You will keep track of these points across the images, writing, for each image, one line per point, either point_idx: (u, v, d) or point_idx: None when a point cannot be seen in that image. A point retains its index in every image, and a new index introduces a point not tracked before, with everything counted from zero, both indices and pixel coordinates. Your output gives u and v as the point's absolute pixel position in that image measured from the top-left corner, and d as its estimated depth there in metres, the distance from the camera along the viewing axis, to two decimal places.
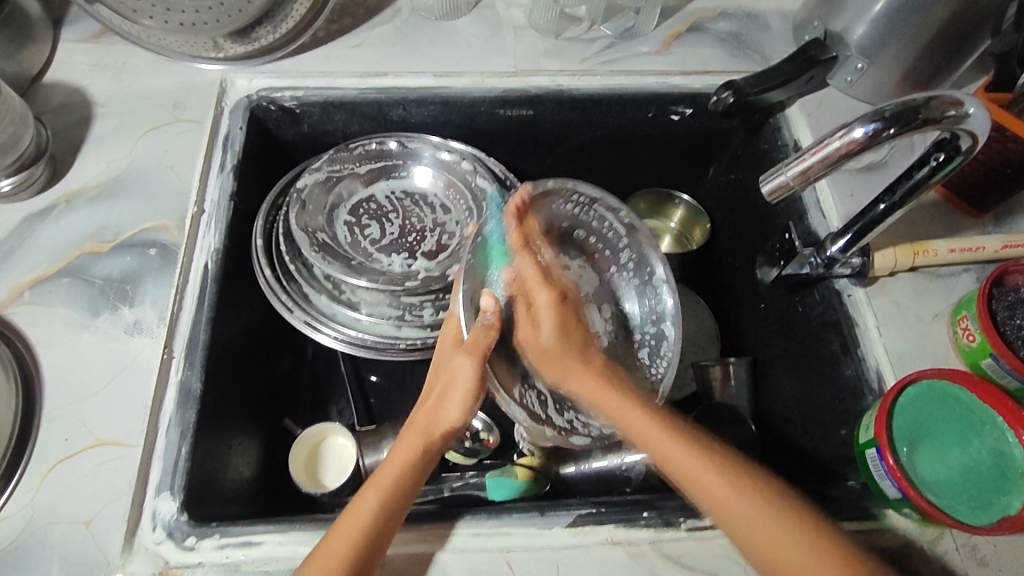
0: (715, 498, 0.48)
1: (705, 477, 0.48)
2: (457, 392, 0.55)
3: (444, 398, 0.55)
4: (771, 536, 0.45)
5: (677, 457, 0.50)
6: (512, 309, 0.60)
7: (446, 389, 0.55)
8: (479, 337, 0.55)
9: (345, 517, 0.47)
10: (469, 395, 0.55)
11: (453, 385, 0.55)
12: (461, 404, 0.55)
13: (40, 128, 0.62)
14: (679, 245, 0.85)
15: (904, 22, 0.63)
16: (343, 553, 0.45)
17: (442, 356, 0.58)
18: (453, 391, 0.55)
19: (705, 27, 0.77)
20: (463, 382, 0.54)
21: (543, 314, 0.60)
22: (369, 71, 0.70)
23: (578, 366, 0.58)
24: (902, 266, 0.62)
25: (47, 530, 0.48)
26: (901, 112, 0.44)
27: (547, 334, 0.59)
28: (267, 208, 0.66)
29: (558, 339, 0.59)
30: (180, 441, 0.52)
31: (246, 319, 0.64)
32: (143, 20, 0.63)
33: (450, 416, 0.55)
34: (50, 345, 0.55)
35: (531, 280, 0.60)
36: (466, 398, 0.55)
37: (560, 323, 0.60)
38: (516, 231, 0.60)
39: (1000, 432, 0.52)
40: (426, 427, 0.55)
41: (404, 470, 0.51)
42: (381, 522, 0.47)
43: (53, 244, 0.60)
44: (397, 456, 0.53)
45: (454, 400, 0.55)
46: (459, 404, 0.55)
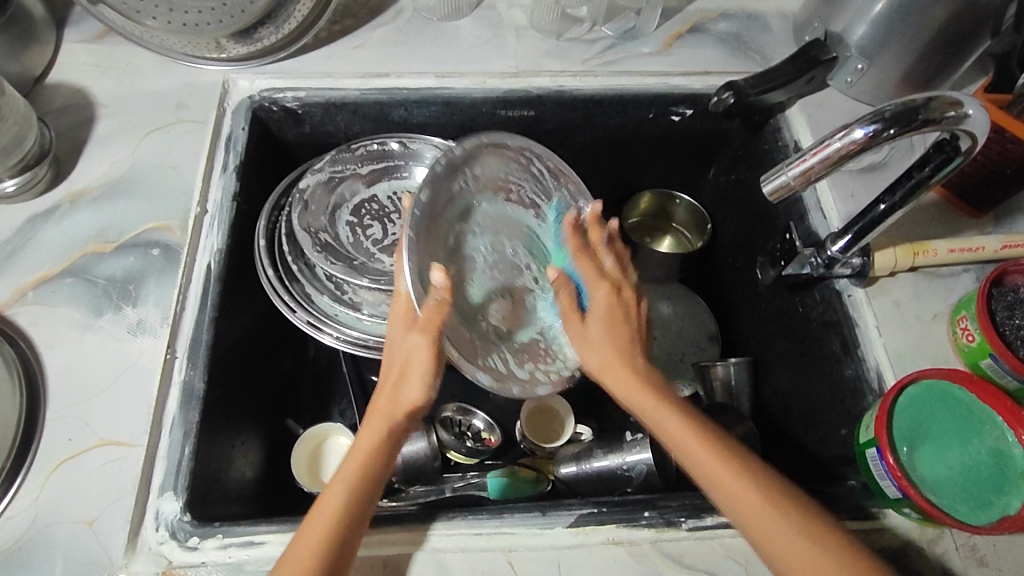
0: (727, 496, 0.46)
1: (707, 471, 0.47)
2: (416, 372, 0.51)
3: (403, 378, 0.52)
4: (771, 532, 0.44)
5: (695, 452, 0.48)
6: (563, 298, 0.58)
7: (406, 368, 0.51)
8: (429, 316, 0.51)
9: (313, 516, 0.46)
10: (429, 372, 0.51)
11: (411, 365, 0.51)
12: (423, 382, 0.51)
13: (44, 129, 0.62)
14: (680, 246, 0.86)
15: (904, 24, 0.63)
16: (309, 559, 0.44)
17: (397, 328, 0.53)
18: (412, 369, 0.51)
19: (706, 28, 0.77)
20: (422, 361, 0.51)
21: (596, 307, 0.56)
22: (371, 71, 0.71)
23: (623, 361, 0.53)
24: (902, 267, 0.62)
25: (51, 530, 0.48)
26: (901, 113, 0.44)
27: (595, 324, 0.55)
28: (269, 209, 0.66)
29: (613, 334, 0.54)
30: (183, 441, 0.52)
31: (248, 319, 0.64)
32: (145, 20, 0.63)
33: (413, 395, 0.51)
34: (53, 345, 0.55)
35: (588, 276, 0.58)
36: (427, 375, 0.51)
37: (611, 315, 0.55)
38: (574, 233, 0.61)
39: (999, 432, 0.52)
40: (388, 407, 0.51)
41: (370, 457, 0.49)
42: (347, 516, 0.46)
43: (56, 245, 0.60)
44: (361, 440, 0.50)
45: (415, 378, 0.51)
46: (420, 381, 0.51)
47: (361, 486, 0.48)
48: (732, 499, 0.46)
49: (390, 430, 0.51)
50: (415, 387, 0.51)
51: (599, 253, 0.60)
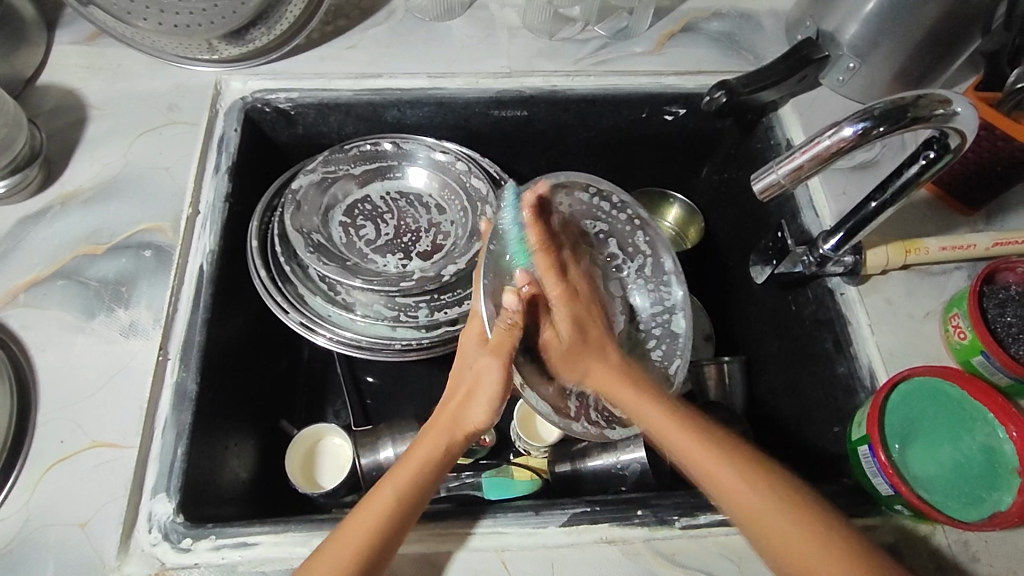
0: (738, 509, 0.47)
1: (694, 451, 0.50)
2: (484, 394, 0.53)
3: (471, 397, 0.54)
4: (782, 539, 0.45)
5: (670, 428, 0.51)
6: (533, 314, 0.58)
7: (473, 388, 0.53)
8: (501, 340, 0.53)
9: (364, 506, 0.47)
10: (495, 395, 0.53)
11: (480, 386, 0.53)
12: (489, 403, 0.53)
13: (35, 130, 0.62)
14: (675, 243, 0.85)
15: (894, 23, 0.63)
16: (357, 544, 0.45)
17: (466, 352, 0.56)
18: (480, 389, 0.53)
19: (698, 27, 0.77)
20: (489, 383, 0.53)
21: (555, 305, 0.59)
22: (363, 72, 0.71)
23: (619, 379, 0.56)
24: (895, 265, 0.62)
25: (44, 531, 0.48)
26: (890, 111, 0.44)
27: (565, 329, 0.58)
28: (263, 210, 0.66)
29: (585, 345, 0.58)
30: (176, 442, 0.52)
31: (242, 320, 0.64)
32: (136, 22, 0.63)
33: (480, 414, 0.53)
34: (46, 347, 0.55)
35: (548, 278, 0.58)
36: (494, 395, 0.53)
37: (572, 316, 0.59)
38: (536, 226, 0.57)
39: (990, 429, 0.53)
40: (451, 424, 0.53)
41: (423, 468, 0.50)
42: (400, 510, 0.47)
43: (49, 247, 0.60)
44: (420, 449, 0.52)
45: (480, 397, 0.53)
46: (487, 402, 0.53)
47: (416, 489, 0.49)
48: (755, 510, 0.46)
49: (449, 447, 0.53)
50: (481, 407, 0.53)
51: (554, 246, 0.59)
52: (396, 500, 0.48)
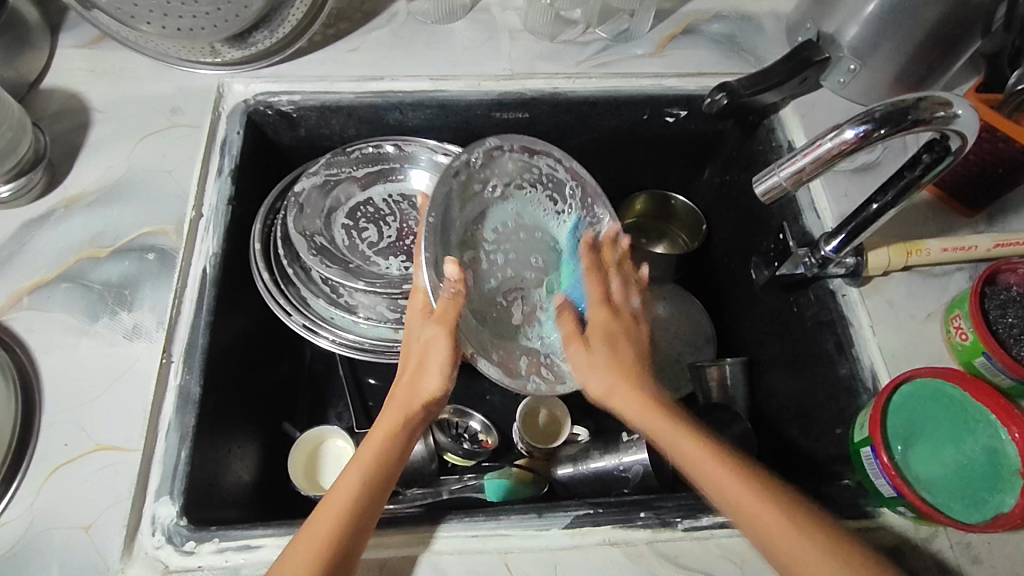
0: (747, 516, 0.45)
1: (660, 428, 0.51)
2: (434, 364, 0.53)
3: (421, 370, 0.54)
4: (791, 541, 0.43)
5: (653, 420, 0.51)
6: (566, 325, 0.59)
7: (424, 360, 0.53)
8: (446, 308, 0.53)
9: (322, 509, 0.46)
10: (447, 364, 0.53)
11: (429, 357, 0.53)
12: (440, 372, 0.53)
13: (39, 134, 0.62)
14: (674, 248, 0.86)
15: (895, 25, 0.63)
16: (326, 539, 0.44)
17: (411, 325, 0.55)
18: (431, 361, 0.53)
19: (699, 29, 0.77)
20: (439, 351, 0.53)
21: (595, 322, 0.59)
22: (365, 75, 0.71)
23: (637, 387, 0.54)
24: (896, 266, 0.62)
25: (48, 534, 0.48)
26: (891, 113, 0.45)
27: (597, 343, 0.57)
28: (265, 212, 0.66)
29: (618, 359, 0.56)
30: (179, 445, 0.52)
31: (245, 323, 0.64)
32: (140, 25, 0.63)
33: (432, 385, 0.53)
34: (50, 350, 0.55)
35: (597, 299, 0.60)
36: (445, 363, 0.53)
37: (609, 335, 0.58)
38: (592, 254, 0.64)
39: (993, 430, 0.53)
40: (407, 400, 0.53)
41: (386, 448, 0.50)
42: (358, 510, 0.46)
43: (52, 250, 0.60)
44: (380, 426, 0.52)
45: (432, 367, 0.53)
46: (439, 371, 0.53)
47: (377, 473, 0.49)
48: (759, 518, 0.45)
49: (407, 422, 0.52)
50: (433, 377, 0.53)
51: (609, 274, 0.63)
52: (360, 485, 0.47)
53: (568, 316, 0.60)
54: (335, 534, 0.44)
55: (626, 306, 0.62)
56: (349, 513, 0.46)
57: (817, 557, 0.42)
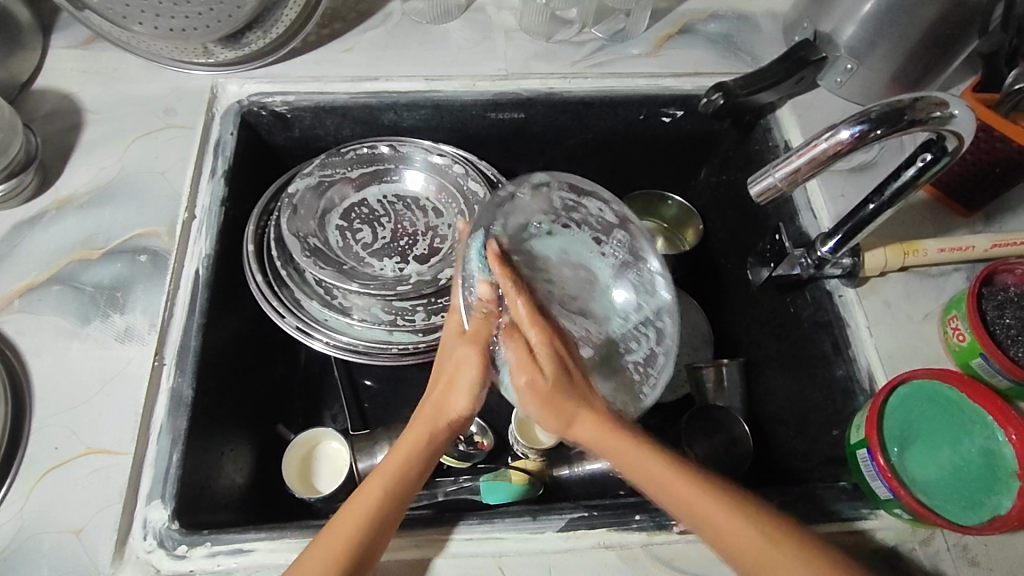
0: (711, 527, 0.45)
1: (621, 449, 0.48)
2: (464, 382, 0.53)
3: (451, 387, 0.53)
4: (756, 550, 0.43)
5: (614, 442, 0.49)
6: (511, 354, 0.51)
7: (454, 378, 0.53)
8: (479, 328, 0.53)
9: (345, 508, 0.47)
10: (477, 385, 0.53)
11: (459, 375, 0.53)
12: (469, 393, 0.53)
13: (30, 135, 0.62)
14: (670, 246, 0.83)
15: (892, 24, 0.63)
16: (343, 539, 0.45)
17: (448, 343, 0.55)
18: (460, 380, 0.53)
19: (696, 29, 0.77)
20: (469, 371, 0.52)
21: (538, 353, 0.51)
22: (359, 75, 0.70)
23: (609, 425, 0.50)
24: (893, 266, 0.62)
25: (38, 538, 0.48)
26: (887, 113, 0.44)
27: (550, 376, 0.50)
28: (259, 213, 0.65)
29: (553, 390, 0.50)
30: (171, 448, 0.52)
31: (238, 325, 0.64)
32: (132, 26, 0.63)
33: (460, 404, 0.53)
34: (41, 352, 0.55)
35: (524, 317, 0.52)
36: (475, 382, 0.52)
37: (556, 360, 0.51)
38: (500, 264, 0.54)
39: (990, 432, 0.52)
40: (433, 415, 0.53)
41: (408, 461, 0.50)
42: (383, 507, 0.47)
43: (44, 252, 0.60)
44: (405, 440, 0.51)
45: (462, 386, 0.53)
46: (469, 391, 0.52)
47: (399, 483, 0.49)
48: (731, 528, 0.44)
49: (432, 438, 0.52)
50: (462, 398, 0.53)
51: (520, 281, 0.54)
52: (381, 496, 0.48)
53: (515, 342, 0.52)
54: (351, 536, 0.45)
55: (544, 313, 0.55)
56: (369, 517, 0.46)
57: (771, 547, 0.43)
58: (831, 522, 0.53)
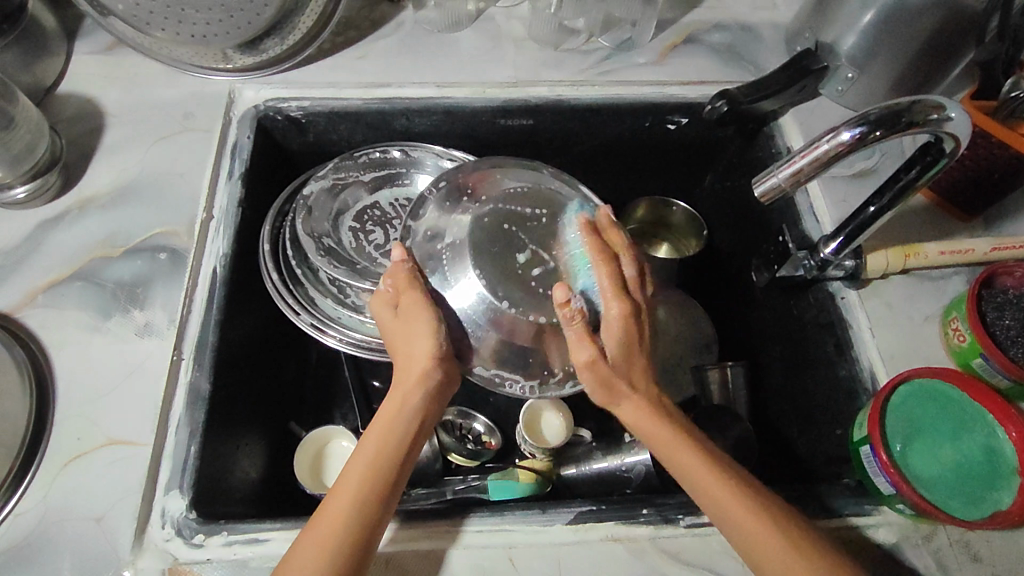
0: (706, 496, 0.48)
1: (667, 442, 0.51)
2: (417, 332, 0.52)
3: (408, 339, 0.52)
4: (757, 543, 0.46)
5: (647, 425, 0.52)
6: (571, 324, 0.52)
7: (408, 335, 0.52)
8: (404, 284, 0.53)
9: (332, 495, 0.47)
10: (430, 331, 0.51)
11: (411, 327, 0.52)
12: (425, 337, 0.51)
13: (55, 137, 0.64)
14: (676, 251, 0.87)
15: (893, 34, 0.65)
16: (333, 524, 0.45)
17: (381, 309, 0.54)
18: (412, 332, 0.52)
19: (700, 38, 0.79)
20: (416, 321, 0.52)
21: (609, 323, 0.52)
22: (373, 82, 0.72)
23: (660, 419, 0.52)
24: (894, 269, 0.63)
25: (60, 526, 0.49)
26: (885, 116, 0.46)
27: (610, 348, 0.52)
28: (274, 215, 0.67)
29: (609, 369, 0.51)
30: (189, 440, 0.53)
31: (253, 323, 0.65)
32: (154, 32, 0.65)
33: (422, 353, 0.51)
34: (63, 346, 0.56)
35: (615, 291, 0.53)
36: (431, 325, 0.51)
37: (626, 340, 0.52)
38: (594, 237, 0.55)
39: (990, 430, 0.54)
40: (405, 370, 0.52)
41: (384, 436, 0.50)
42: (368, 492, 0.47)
43: (66, 249, 0.61)
44: (382, 416, 0.51)
45: (417, 333, 0.52)
46: (421, 337, 0.51)
47: (380, 456, 0.49)
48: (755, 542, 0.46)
49: (406, 398, 0.51)
50: (420, 345, 0.51)
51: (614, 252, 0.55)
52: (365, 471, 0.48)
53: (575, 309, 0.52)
54: (343, 518, 0.45)
55: (636, 289, 0.55)
56: (357, 499, 0.46)
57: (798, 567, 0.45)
58: (833, 516, 0.53)
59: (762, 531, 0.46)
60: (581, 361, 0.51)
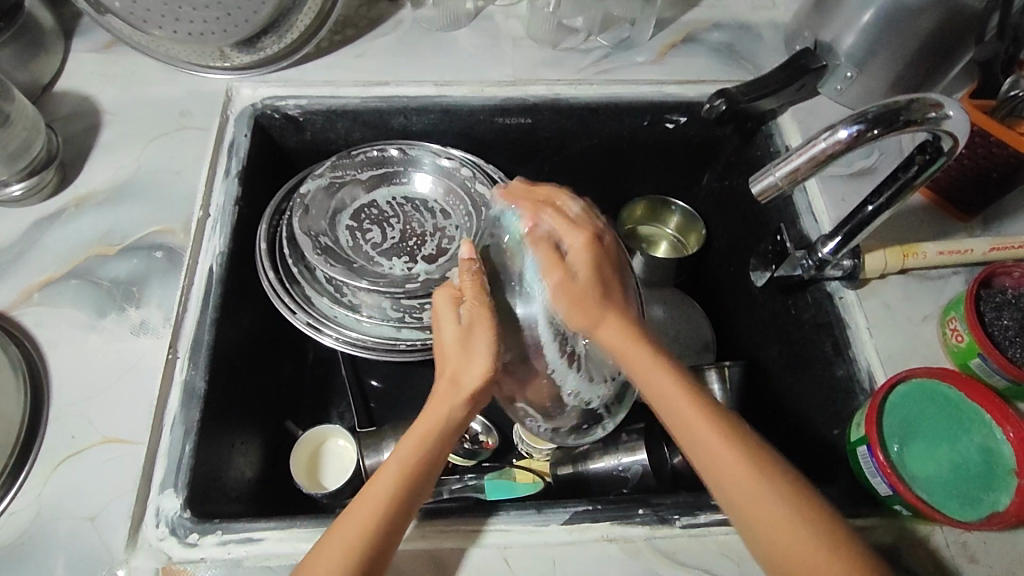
0: (703, 450, 0.46)
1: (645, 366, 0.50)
2: (478, 342, 0.50)
3: (467, 350, 0.50)
4: (798, 548, 0.42)
5: (627, 349, 0.50)
6: (541, 256, 0.54)
7: (465, 345, 0.50)
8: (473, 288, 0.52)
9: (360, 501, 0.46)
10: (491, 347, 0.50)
11: (472, 336, 0.50)
12: (484, 352, 0.50)
13: (51, 134, 0.64)
14: (675, 250, 0.87)
15: (891, 33, 0.64)
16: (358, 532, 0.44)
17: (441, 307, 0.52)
18: (473, 341, 0.50)
19: (698, 37, 0.79)
20: (478, 332, 0.50)
21: (573, 253, 0.53)
22: (370, 80, 0.72)
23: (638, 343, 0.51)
24: (893, 269, 0.63)
25: (54, 524, 0.49)
26: (883, 114, 0.46)
27: (582, 273, 0.53)
28: (271, 213, 0.67)
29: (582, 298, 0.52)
30: (184, 439, 0.53)
31: (250, 322, 0.65)
32: (151, 30, 0.65)
33: (476, 371, 0.50)
34: (59, 344, 0.56)
35: (565, 226, 0.54)
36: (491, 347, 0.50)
37: (594, 265, 0.53)
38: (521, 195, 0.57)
39: (988, 430, 0.54)
40: (456, 382, 0.50)
41: (423, 447, 0.48)
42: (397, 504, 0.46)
43: (62, 248, 0.61)
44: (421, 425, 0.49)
45: (476, 349, 0.50)
46: (481, 352, 0.50)
47: (415, 466, 0.47)
48: (767, 522, 0.43)
49: (453, 411, 0.49)
50: (479, 359, 0.50)
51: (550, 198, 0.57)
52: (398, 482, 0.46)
53: (539, 242, 0.54)
54: (369, 527, 0.44)
55: (588, 219, 0.56)
56: (384, 510, 0.45)
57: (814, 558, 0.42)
58: None
59: (811, 536, 0.43)
60: (555, 285, 0.53)
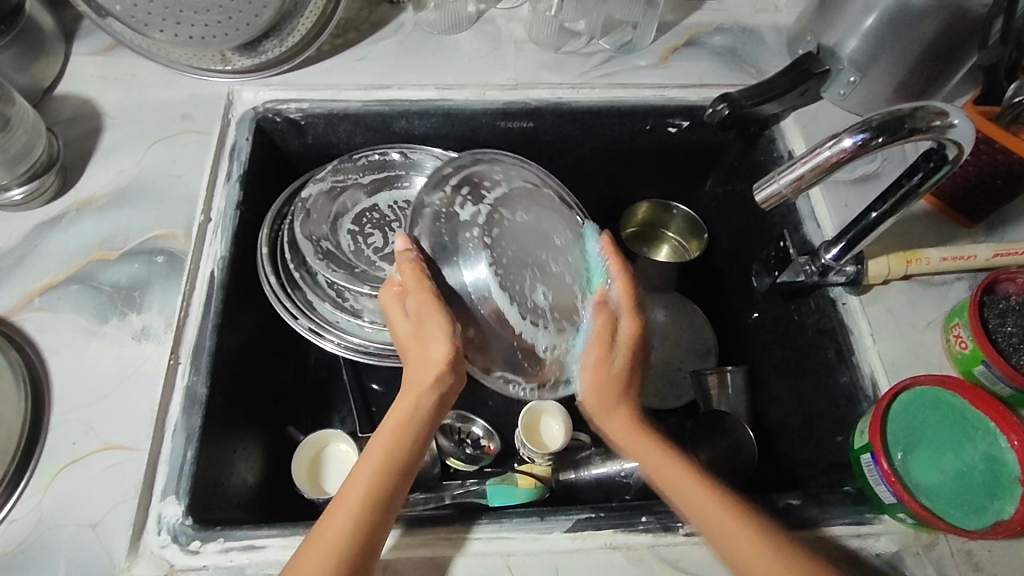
0: (701, 516, 0.47)
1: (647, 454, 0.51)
2: (432, 326, 0.49)
3: (422, 338, 0.49)
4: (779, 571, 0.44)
5: (628, 436, 0.52)
6: (596, 325, 0.52)
7: (420, 335, 0.50)
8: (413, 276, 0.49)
9: (334, 507, 0.45)
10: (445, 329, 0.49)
11: (425, 322, 0.49)
12: (439, 335, 0.49)
13: (52, 138, 0.63)
14: (676, 255, 0.86)
15: (895, 39, 0.64)
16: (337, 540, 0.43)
17: (388, 306, 0.51)
18: (427, 326, 0.49)
19: (701, 41, 0.79)
20: (430, 318, 0.49)
21: (619, 335, 0.52)
22: (372, 84, 0.72)
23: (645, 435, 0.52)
24: (896, 275, 0.62)
25: (56, 531, 0.49)
26: (888, 122, 0.46)
27: (618, 359, 0.52)
28: (272, 218, 0.67)
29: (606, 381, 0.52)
30: (185, 445, 0.53)
31: (251, 327, 0.65)
32: (152, 33, 0.65)
33: (436, 355, 0.49)
34: (60, 350, 0.56)
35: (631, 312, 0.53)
36: (445, 328, 0.49)
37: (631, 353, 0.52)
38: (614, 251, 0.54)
39: (992, 438, 0.53)
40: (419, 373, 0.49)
41: (394, 444, 0.48)
42: (371, 504, 0.45)
43: (62, 253, 0.61)
44: (387, 423, 0.49)
45: (430, 334, 0.49)
46: (437, 335, 0.49)
47: (387, 465, 0.47)
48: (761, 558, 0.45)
49: (418, 401, 0.49)
50: (437, 344, 0.49)
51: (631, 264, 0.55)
52: (371, 484, 0.46)
53: (603, 310, 0.52)
54: (348, 531, 0.44)
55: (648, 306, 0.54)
56: (359, 514, 0.45)
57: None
58: (833, 524, 0.53)
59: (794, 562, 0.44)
60: (589, 363, 0.52)
